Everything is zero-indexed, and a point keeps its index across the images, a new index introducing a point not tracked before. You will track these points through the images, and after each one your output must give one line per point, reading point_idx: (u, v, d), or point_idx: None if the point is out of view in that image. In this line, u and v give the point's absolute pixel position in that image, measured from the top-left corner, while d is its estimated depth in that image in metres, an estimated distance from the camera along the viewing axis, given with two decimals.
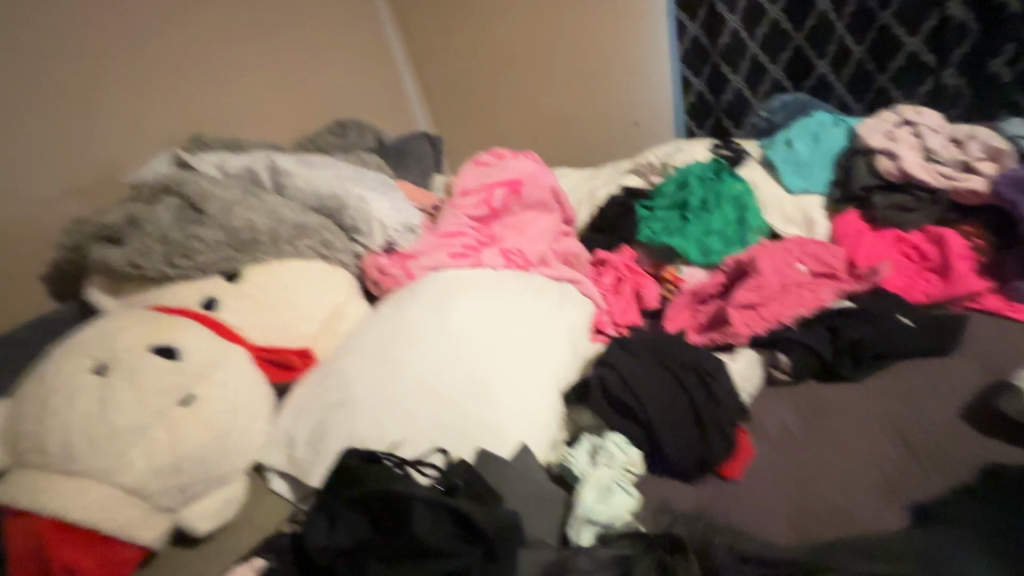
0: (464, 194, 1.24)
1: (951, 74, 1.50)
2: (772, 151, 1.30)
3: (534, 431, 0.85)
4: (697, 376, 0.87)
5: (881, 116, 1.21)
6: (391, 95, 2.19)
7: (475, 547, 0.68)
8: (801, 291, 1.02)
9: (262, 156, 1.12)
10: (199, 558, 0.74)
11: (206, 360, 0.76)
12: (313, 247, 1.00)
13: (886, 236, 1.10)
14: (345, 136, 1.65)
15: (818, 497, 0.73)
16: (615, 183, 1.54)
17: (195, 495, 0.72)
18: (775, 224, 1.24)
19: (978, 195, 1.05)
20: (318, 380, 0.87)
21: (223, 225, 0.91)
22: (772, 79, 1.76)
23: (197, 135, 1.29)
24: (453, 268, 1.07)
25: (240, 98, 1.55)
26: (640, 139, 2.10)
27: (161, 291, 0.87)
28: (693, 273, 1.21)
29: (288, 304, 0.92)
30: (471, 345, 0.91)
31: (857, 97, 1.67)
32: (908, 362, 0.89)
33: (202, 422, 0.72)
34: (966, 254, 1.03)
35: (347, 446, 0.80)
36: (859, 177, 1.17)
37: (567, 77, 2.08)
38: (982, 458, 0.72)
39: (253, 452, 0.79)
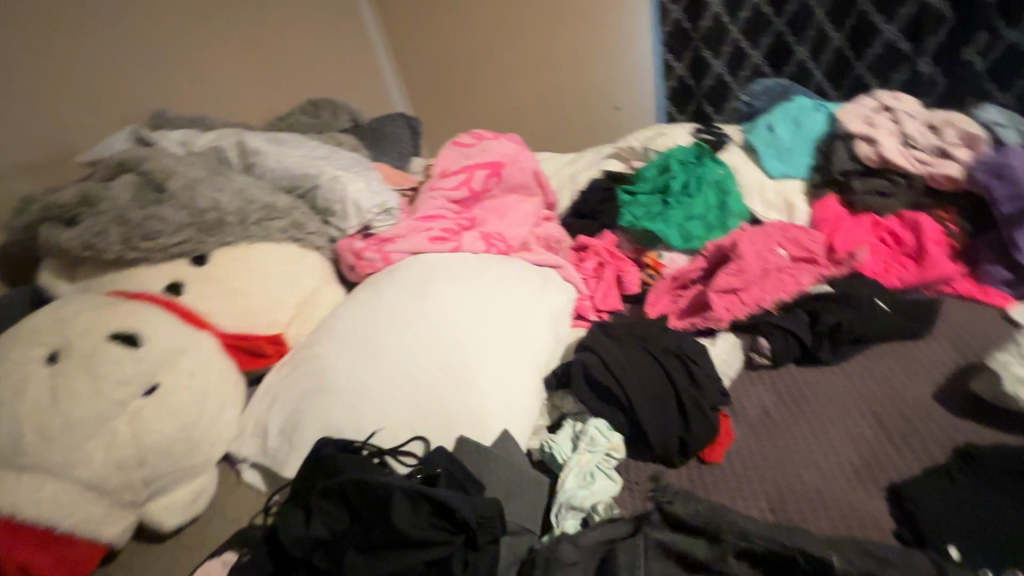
0: (443, 176, 1.21)
1: (926, 62, 1.50)
2: (754, 135, 1.29)
3: (517, 417, 0.84)
4: (678, 360, 0.88)
5: (860, 102, 1.22)
6: (367, 74, 2.12)
7: (456, 535, 0.67)
8: (781, 276, 1.02)
9: (228, 135, 1.06)
10: (167, 553, 0.71)
11: (172, 347, 0.72)
12: (285, 230, 0.96)
13: (863, 221, 1.11)
14: (319, 116, 1.59)
15: (797, 479, 0.74)
16: (596, 167, 1.53)
17: (161, 488, 0.69)
18: (755, 209, 1.24)
19: (953, 180, 1.06)
20: (293, 367, 0.85)
21: (188, 206, 0.84)
22: (753, 64, 1.75)
23: (159, 111, 1.22)
24: (432, 252, 1.04)
25: (207, 73, 1.47)
26: (620, 124, 2.10)
27: (122, 274, 0.82)
28: (674, 259, 1.22)
29: (258, 289, 0.88)
30: (452, 330, 0.88)
31: (834, 84, 1.68)
32: (881, 346, 0.92)
33: (167, 412, 0.69)
34: (939, 238, 1.05)
35: (322, 436, 0.77)
36: (838, 162, 1.17)
37: (548, 59, 2.05)
38: (955, 439, 0.74)
39: (223, 443, 0.76)
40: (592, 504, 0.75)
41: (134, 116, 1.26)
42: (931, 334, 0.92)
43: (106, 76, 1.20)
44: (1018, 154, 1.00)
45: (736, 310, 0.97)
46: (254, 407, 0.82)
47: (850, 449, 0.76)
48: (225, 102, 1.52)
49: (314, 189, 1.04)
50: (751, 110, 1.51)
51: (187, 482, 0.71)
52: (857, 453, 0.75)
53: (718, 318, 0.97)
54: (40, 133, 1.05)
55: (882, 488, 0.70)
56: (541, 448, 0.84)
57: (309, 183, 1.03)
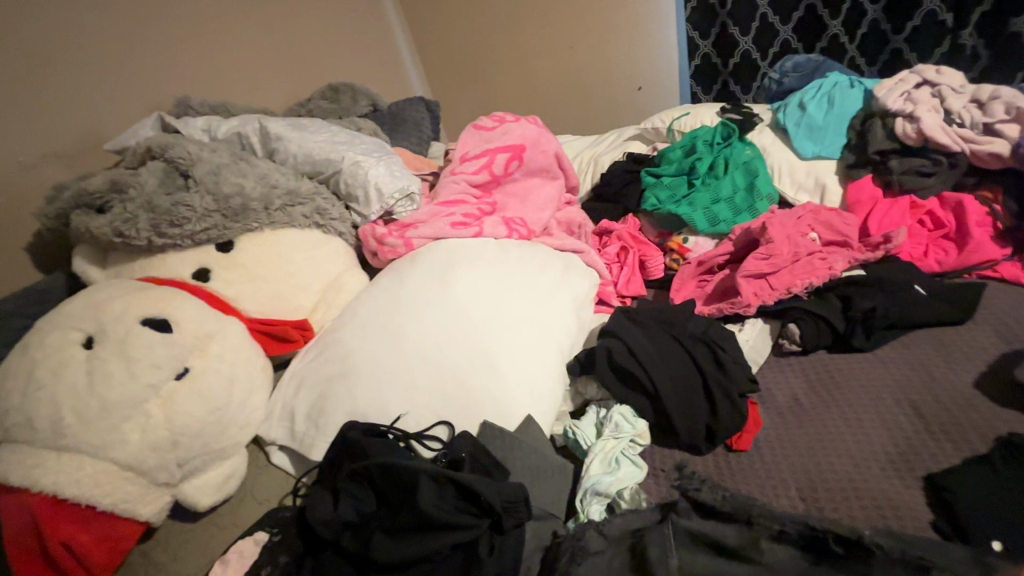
0: (463, 161, 1.20)
1: (969, 34, 1.40)
2: (785, 114, 1.26)
3: (540, 403, 0.83)
4: (704, 346, 0.86)
5: (900, 76, 1.16)
6: (385, 58, 2.11)
7: (481, 519, 0.67)
8: (812, 260, 0.98)
9: (250, 121, 1.07)
10: (201, 532, 0.73)
11: (201, 332, 0.73)
12: (307, 215, 0.96)
13: (901, 202, 1.07)
14: (338, 101, 1.58)
15: (828, 468, 0.72)
16: (619, 149, 1.51)
17: (194, 469, 0.70)
18: (785, 191, 1.20)
19: (999, 158, 1.01)
20: (319, 352, 0.85)
21: (213, 191, 0.84)
22: (782, 40, 1.68)
23: (182, 98, 1.23)
24: (454, 237, 1.03)
25: (228, 59, 1.47)
26: (642, 104, 2.06)
27: (152, 260, 0.83)
28: (700, 243, 1.17)
29: (283, 275, 0.89)
30: (475, 316, 0.88)
31: (869, 60, 1.60)
32: (917, 332, 0.89)
33: (198, 395, 0.70)
34: (983, 220, 1.00)
35: (348, 420, 0.78)
36: (875, 141, 1.12)
37: (568, 39, 2.00)
38: (996, 429, 0.71)
39: (252, 426, 0.78)
40: (618, 491, 0.74)
41: (159, 104, 1.27)
42: (972, 320, 0.88)
43: (130, 63, 1.20)
44: None
45: (765, 295, 0.94)
46: (282, 391, 0.83)
47: (884, 438, 0.74)
48: (247, 88, 1.53)
49: (336, 175, 1.04)
50: (781, 88, 1.45)
51: (218, 463, 0.73)
52: (892, 442, 0.73)
53: (745, 303, 0.94)
54: (70, 122, 1.07)
55: (918, 478, 0.68)
56: (565, 434, 0.84)
57: (331, 168, 1.03)
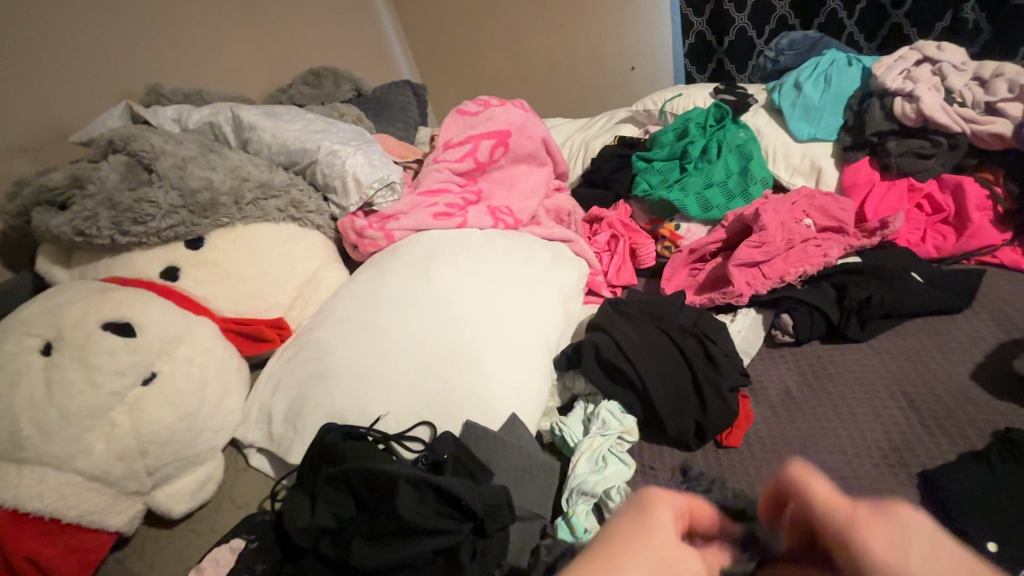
0: (447, 147, 1.16)
1: (972, 7, 1.34)
2: (780, 95, 1.22)
3: (526, 400, 0.81)
4: (695, 340, 0.84)
5: (899, 54, 1.11)
6: (370, 41, 2.04)
7: (464, 523, 0.65)
8: (806, 247, 0.95)
9: (223, 109, 1.02)
10: (178, 537, 0.71)
11: (167, 335, 0.70)
12: (282, 209, 0.92)
13: (898, 186, 1.04)
14: (320, 85, 1.53)
15: (820, 464, 0.70)
16: (610, 133, 1.47)
17: (166, 477, 0.68)
18: (779, 174, 1.17)
19: (1000, 139, 0.97)
20: (296, 353, 0.82)
21: (178, 186, 0.81)
22: (778, 15, 1.61)
23: (154, 85, 1.17)
24: (436, 229, 1.00)
25: (203, 43, 1.41)
26: (635, 85, 2.01)
27: (117, 260, 0.80)
28: (693, 230, 1.14)
29: (258, 272, 0.86)
30: (457, 312, 0.85)
31: (868, 35, 1.53)
32: (914, 321, 0.86)
33: (167, 402, 0.67)
34: (983, 204, 0.97)
35: (326, 422, 0.75)
36: (872, 122, 1.08)
37: (559, 17, 1.94)
38: (994, 423, 0.69)
39: (227, 430, 0.75)
40: (604, 490, 0.71)
41: (130, 93, 1.22)
42: (970, 308, 0.85)
43: (97, 49, 1.14)
44: None
45: (757, 285, 0.92)
46: (258, 392, 0.80)
47: (879, 433, 0.71)
48: (226, 73, 1.48)
49: (313, 165, 0.99)
50: (777, 67, 1.40)
51: (192, 469, 0.71)
52: (886, 437, 0.71)
53: (737, 293, 0.92)
54: (34, 111, 1.02)
55: (913, 475, 0.66)
56: (551, 431, 0.82)
57: (307, 159, 0.99)
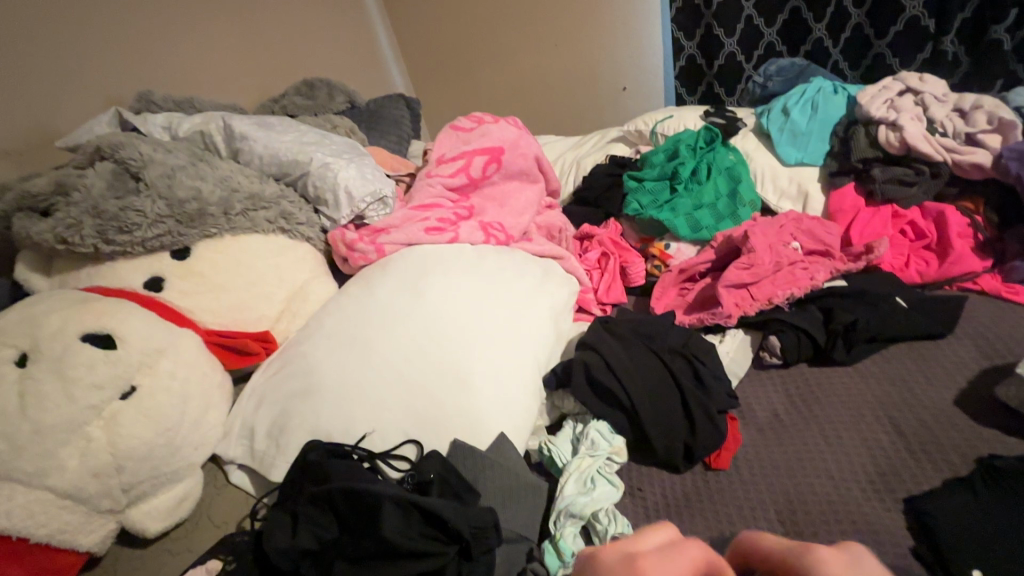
0: (440, 162, 1.16)
1: (951, 40, 1.38)
2: (768, 119, 1.24)
3: (515, 419, 0.80)
4: (684, 360, 0.84)
5: (883, 84, 1.15)
6: (365, 54, 2.05)
7: (450, 545, 0.63)
8: (794, 270, 0.97)
9: (214, 118, 1.02)
10: (151, 557, 0.69)
11: (149, 348, 0.69)
12: (272, 220, 0.92)
13: (883, 211, 1.06)
14: (314, 97, 1.53)
15: (807, 489, 0.70)
16: (602, 151, 1.48)
17: (142, 494, 0.66)
18: (767, 197, 1.19)
19: (980, 169, 1.00)
20: (281, 367, 0.81)
21: (166, 195, 0.80)
22: (766, 42, 1.65)
23: (144, 92, 1.16)
24: (428, 243, 0.99)
25: (196, 52, 1.40)
26: (626, 105, 2.04)
27: (100, 269, 0.78)
28: (682, 250, 1.15)
29: (245, 283, 0.85)
30: (447, 328, 0.84)
31: (852, 64, 1.57)
32: (899, 345, 0.87)
33: (146, 418, 0.65)
34: (964, 231, 0.99)
35: (310, 439, 0.73)
36: (858, 149, 1.11)
37: (553, 36, 1.97)
38: (977, 451, 0.69)
39: (207, 446, 0.73)
40: (593, 512, 0.71)
41: (120, 98, 1.20)
42: (952, 333, 0.87)
43: (87, 54, 1.13)
44: None
45: (746, 306, 0.93)
46: (241, 406, 0.78)
47: (865, 458, 0.72)
48: (218, 81, 1.47)
49: (304, 177, 0.99)
50: (766, 92, 1.43)
51: (170, 486, 0.68)
52: (872, 462, 0.71)
53: (726, 314, 0.92)
54: (20, 115, 1.00)
55: (899, 501, 0.66)
56: (540, 450, 0.81)
57: (299, 170, 0.99)
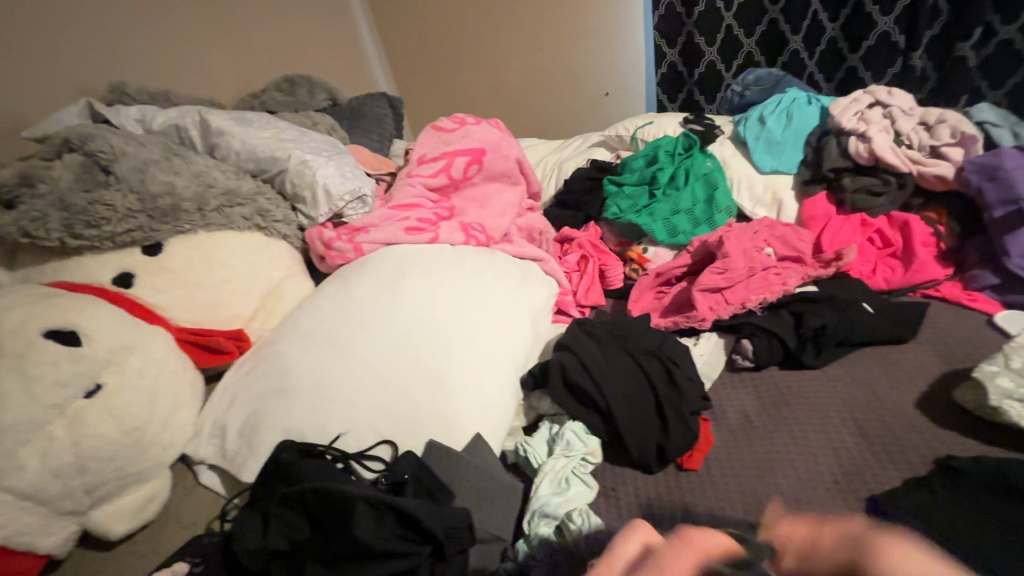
0: (421, 162, 1.16)
1: (920, 56, 1.43)
2: (745, 128, 1.27)
3: (491, 420, 0.80)
4: (658, 362, 0.85)
5: (854, 96, 1.18)
6: (348, 51, 2.04)
7: (423, 546, 0.63)
8: (766, 275, 0.99)
9: (190, 112, 1.00)
10: (116, 560, 0.67)
11: (117, 345, 0.67)
12: (248, 217, 0.90)
13: (852, 220, 1.09)
14: (294, 93, 1.51)
15: (775, 488, 0.72)
16: (583, 155, 1.50)
17: (107, 495, 0.64)
18: (742, 204, 1.21)
19: (944, 181, 1.04)
20: (254, 366, 0.79)
21: (138, 190, 0.78)
22: (745, 52, 1.68)
23: (117, 83, 1.14)
24: (407, 243, 0.99)
25: (173, 44, 1.38)
26: (608, 110, 2.06)
27: (67, 264, 0.76)
28: (659, 254, 1.17)
29: (219, 281, 0.83)
30: (425, 328, 0.84)
31: (827, 76, 1.61)
32: (865, 349, 0.90)
33: (112, 416, 0.64)
34: (928, 240, 1.03)
35: (283, 439, 0.72)
36: (829, 158, 1.14)
37: (537, 40, 1.98)
38: (936, 451, 0.72)
39: (176, 445, 0.72)
40: (566, 512, 0.71)
41: (91, 88, 1.17)
42: (915, 338, 0.90)
43: (57, 42, 1.10)
44: (1012, 154, 0.96)
45: (720, 310, 0.95)
46: (212, 406, 0.77)
47: (831, 458, 0.74)
48: (196, 75, 1.45)
49: (282, 174, 0.98)
50: (743, 101, 1.47)
51: (136, 487, 0.67)
52: (836, 461, 0.73)
53: (701, 317, 0.94)
54: None
55: (861, 500, 0.68)
56: (515, 451, 0.81)
57: (277, 167, 0.97)
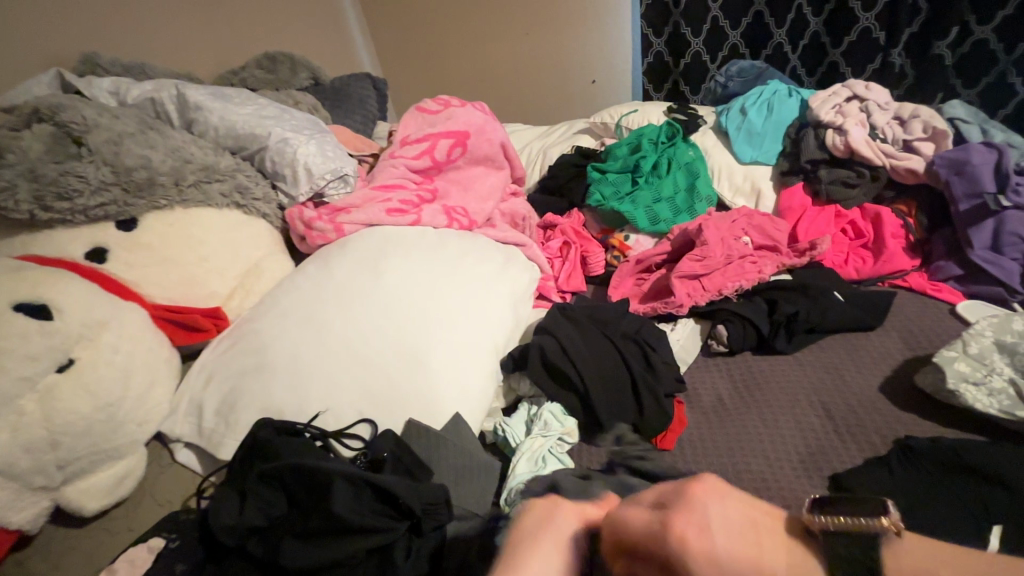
0: (404, 144, 1.15)
1: (899, 53, 1.46)
2: (727, 118, 1.29)
3: (470, 400, 0.81)
4: (636, 346, 0.87)
5: (833, 90, 1.21)
6: (332, 30, 2.00)
7: (400, 522, 0.64)
8: (743, 264, 1.01)
9: (167, 86, 0.98)
10: (89, 536, 0.67)
11: (90, 321, 0.66)
12: (226, 194, 0.89)
13: (827, 211, 1.12)
14: (276, 71, 1.48)
15: (744, 467, 0.74)
16: (568, 142, 1.50)
17: (80, 471, 0.63)
18: (723, 193, 1.23)
19: (915, 174, 1.07)
20: (232, 344, 0.79)
21: (111, 162, 0.76)
22: (730, 44, 1.70)
23: (90, 54, 1.10)
24: (389, 224, 0.99)
25: (149, 16, 1.33)
26: (595, 98, 2.06)
27: (35, 238, 0.74)
28: (640, 241, 1.18)
29: (196, 258, 0.82)
30: (406, 309, 0.84)
31: (809, 70, 1.64)
32: (836, 336, 0.93)
33: (86, 391, 0.63)
34: (898, 232, 1.06)
35: (261, 417, 0.72)
36: (807, 150, 1.17)
37: (525, 25, 1.97)
38: (897, 433, 0.75)
39: (152, 423, 0.71)
40: None
41: (63, 59, 1.13)
42: (883, 327, 0.93)
43: (25, 8, 1.06)
44: (976, 149, 1.00)
45: (697, 296, 0.97)
46: (189, 384, 0.76)
47: (798, 439, 0.77)
48: (173, 48, 1.41)
49: (262, 151, 0.96)
50: (726, 92, 1.48)
51: (111, 463, 0.66)
52: (804, 442, 0.76)
53: (679, 303, 0.96)
54: None
55: (825, 478, 0.71)
56: (494, 431, 0.82)
57: (256, 145, 0.96)
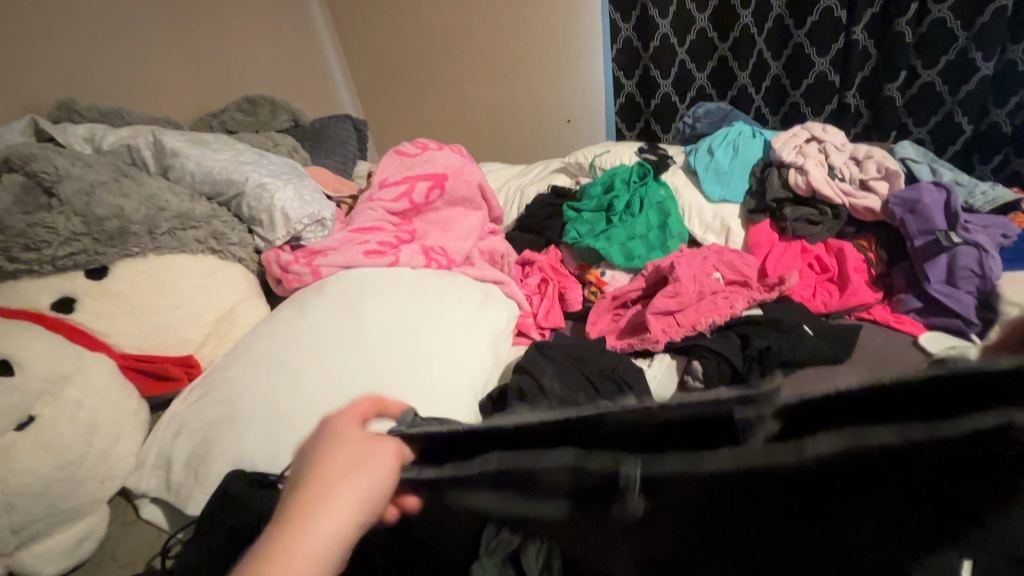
0: (382, 186, 1.17)
1: (853, 95, 1.55)
2: (695, 158, 1.36)
3: None
4: (612, 382, 0.88)
5: (793, 131, 1.29)
6: (312, 72, 2.04)
7: None
8: (715, 299, 1.04)
9: (143, 133, 0.99)
10: None
11: (52, 375, 0.64)
12: (201, 240, 0.89)
13: (793, 247, 1.16)
14: (256, 114, 1.50)
15: None
16: (545, 181, 1.54)
17: (38, 534, 0.61)
18: (694, 231, 1.27)
19: (872, 213, 1.13)
20: (204, 393, 0.77)
21: (82, 212, 0.77)
22: (697, 86, 1.78)
23: (66, 101, 1.11)
24: (366, 267, 0.99)
25: (128, 62, 1.35)
26: (571, 136, 2.12)
27: None
28: (616, 277, 1.20)
29: (168, 305, 0.81)
30: (382, 352, 0.84)
31: (772, 110, 1.72)
32: None
33: (47, 450, 0.61)
34: (861, 266, 1.10)
35: (232, 469, 0.69)
36: (771, 190, 1.22)
37: (502, 67, 2.04)
38: None
39: (116, 479, 0.69)
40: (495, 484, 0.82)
41: (40, 106, 1.14)
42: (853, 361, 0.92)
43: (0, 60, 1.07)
44: (926, 190, 1.07)
45: (672, 332, 0.99)
46: (159, 434, 0.74)
47: None
48: (153, 93, 1.42)
49: (238, 197, 0.97)
50: (694, 132, 1.55)
51: (72, 523, 0.64)
52: None
53: (654, 339, 0.99)
54: None
55: None
56: None
57: (232, 190, 0.97)
